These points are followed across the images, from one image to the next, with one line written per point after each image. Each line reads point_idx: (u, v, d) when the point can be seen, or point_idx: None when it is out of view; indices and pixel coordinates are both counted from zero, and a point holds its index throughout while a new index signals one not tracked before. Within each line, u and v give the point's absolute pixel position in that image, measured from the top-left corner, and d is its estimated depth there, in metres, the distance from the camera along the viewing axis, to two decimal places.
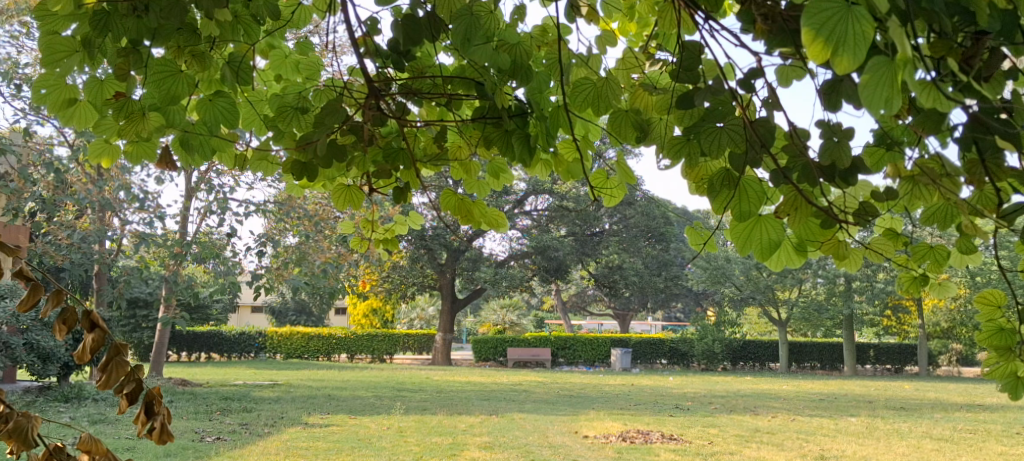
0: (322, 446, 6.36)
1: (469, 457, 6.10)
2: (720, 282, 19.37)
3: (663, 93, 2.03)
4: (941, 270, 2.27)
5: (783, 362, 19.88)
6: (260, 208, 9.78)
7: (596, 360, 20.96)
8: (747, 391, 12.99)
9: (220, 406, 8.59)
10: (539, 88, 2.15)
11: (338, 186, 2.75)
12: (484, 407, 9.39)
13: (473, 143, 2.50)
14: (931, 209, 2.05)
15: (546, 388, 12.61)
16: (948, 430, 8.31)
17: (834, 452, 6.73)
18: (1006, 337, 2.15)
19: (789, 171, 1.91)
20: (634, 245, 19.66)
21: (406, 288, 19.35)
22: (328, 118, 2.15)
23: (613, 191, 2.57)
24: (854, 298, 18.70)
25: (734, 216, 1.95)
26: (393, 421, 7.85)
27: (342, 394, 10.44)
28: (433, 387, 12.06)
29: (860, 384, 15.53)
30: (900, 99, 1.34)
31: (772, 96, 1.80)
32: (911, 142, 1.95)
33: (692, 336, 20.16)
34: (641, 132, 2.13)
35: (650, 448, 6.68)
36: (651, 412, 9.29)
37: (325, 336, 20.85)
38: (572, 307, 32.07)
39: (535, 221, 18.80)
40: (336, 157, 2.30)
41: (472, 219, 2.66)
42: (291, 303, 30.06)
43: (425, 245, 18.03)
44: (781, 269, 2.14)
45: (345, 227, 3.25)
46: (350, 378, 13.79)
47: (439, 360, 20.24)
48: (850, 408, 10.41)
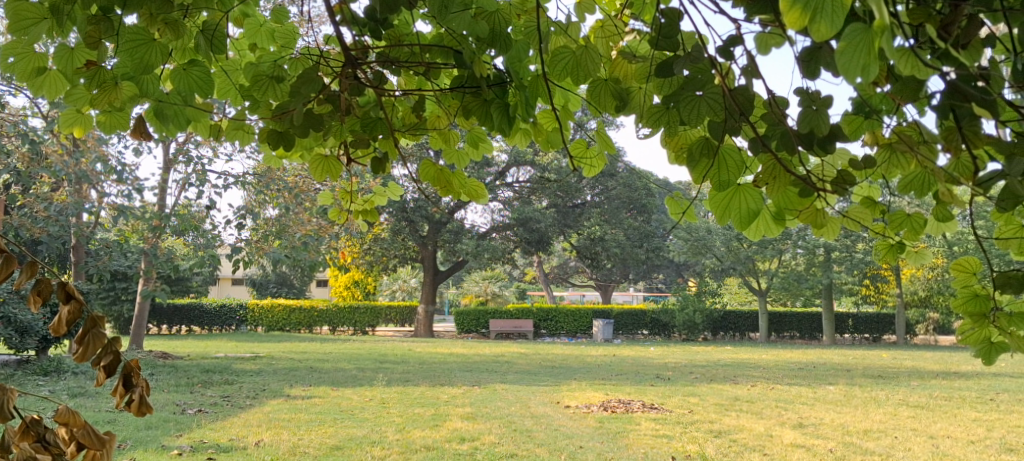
0: (304, 418, 6.36)
1: (452, 428, 6.12)
2: (701, 254, 19.49)
3: (642, 61, 2.03)
4: (917, 238, 2.29)
5: (762, 332, 20.06)
6: (239, 180, 9.66)
7: (577, 332, 21.06)
8: (726, 361, 13.10)
9: (201, 379, 8.56)
10: (519, 56, 2.13)
11: (315, 157, 2.72)
12: (465, 378, 9.42)
13: (451, 113, 2.48)
14: (908, 178, 2.07)
15: (528, 359, 12.66)
16: (924, 397, 8.43)
17: (812, 421, 6.82)
18: (979, 303, 2.17)
19: (768, 139, 1.94)
20: (615, 217, 19.92)
21: (388, 260, 19.33)
22: (304, 87, 2.13)
23: (593, 161, 2.56)
24: (832, 268, 18.65)
25: (713, 185, 1.95)
26: (375, 392, 7.87)
27: (323, 367, 10.43)
28: (415, 358, 12.09)
29: (839, 353, 15.71)
30: (877, 67, 1.33)
31: (752, 62, 1.80)
32: (889, 110, 1.96)
33: (673, 307, 20.30)
34: (620, 101, 2.12)
35: (631, 417, 6.73)
36: (632, 382, 9.36)
37: (307, 308, 20.79)
38: (555, 279, 32.16)
39: (517, 193, 18.78)
40: (313, 127, 2.30)
41: (451, 189, 2.65)
42: (272, 274, 30.03)
43: (406, 217, 18.01)
44: (759, 238, 2.16)
45: (323, 199, 3.22)
46: (331, 350, 13.79)
47: (421, 332, 20.25)
48: (829, 377, 10.53)
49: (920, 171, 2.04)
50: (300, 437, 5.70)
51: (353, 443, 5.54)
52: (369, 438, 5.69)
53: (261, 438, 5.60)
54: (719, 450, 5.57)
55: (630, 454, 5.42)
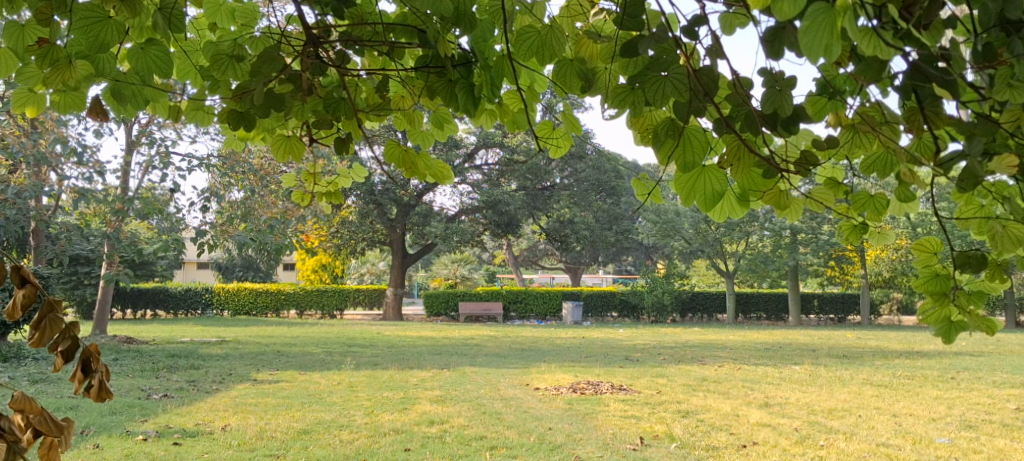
0: (271, 403, 6.31)
1: (420, 411, 6.11)
2: (670, 236, 19.61)
3: (607, 42, 2.02)
4: (880, 219, 2.31)
5: (730, 313, 20.27)
6: (203, 163, 9.54)
7: (547, 314, 21.12)
8: (694, 342, 13.21)
9: (167, 364, 8.46)
10: (484, 37, 2.11)
11: (277, 137, 2.66)
12: (435, 361, 9.40)
13: (416, 93, 2.45)
14: (871, 159, 2.08)
15: (497, 342, 12.68)
16: (887, 376, 8.56)
17: (778, 400, 6.90)
18: (939, 282, 2.20)
19: (733, 120, 1.94)
20: (585, 200, 19.91)
21: (356, 244, 19.19)
22: (265, 67, 2.10)
23: (559, 142, 2.54)
24: (798, 250, 18.84)
25: (678, 167, 1.94)
26: (343, 376, 7.83)
27: (291, 351, 10.37)
28: (384, 342, 12.04)
29: (804, 334, 15.94)
30: (840, 47, 1.41)
31: (716, 43, 1.81)
32: (852, 91, 1.96)
33: (642, 289, 20.43)
34: (586, 82, 2.11)
35: (600, 398, 6.77)
36: (600, 364, 9.41)
37: (274, 291, 20.61)
38: (524, 261, 32.20)
39: (486, 175, 18.72)
40: (274, 107, 2.26)
41: (416, 171, 2.62)
42: (237, 259, 29.72)
43: (375, 200, 17.87)
44: (723, 220, 2.16)
45: (287, 180, 3.17)
46: (299, 334, 13.72)
47: (390, 315, 20.19)
48: (794, 357, 10.67)
49: (884, 152, 2.06)
50: (267, 421, 5.66)
51: (321, 427, 5.51)
52: (337, 422, 5.66)
53: (228, 423, 5.55)
54: (687, 430, 5.62)
55: (599, 435, 5.45)
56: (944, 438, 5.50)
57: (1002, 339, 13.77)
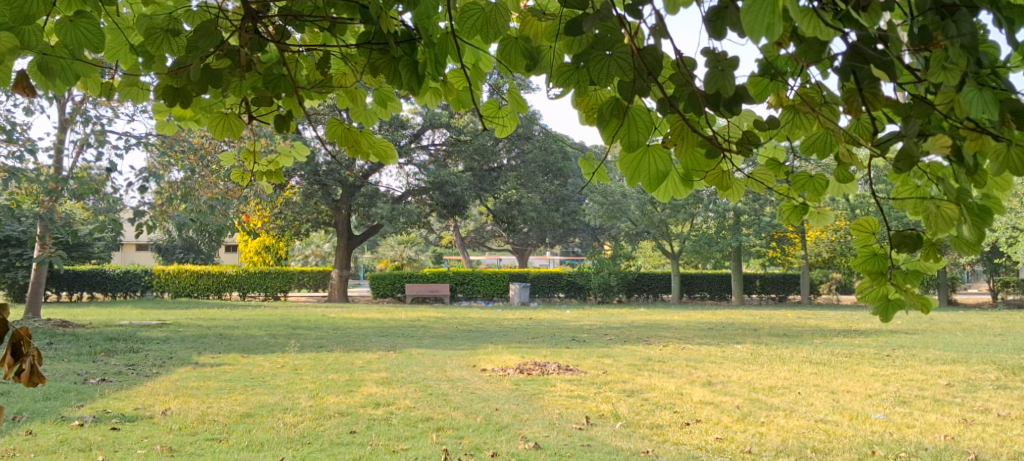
0: (213, 386, 6.20)
1: (366, 393, 6.06)
2: (616, 217, 19.76)
3: (552, 19, 2.00)
4: (819, 199, 2.34)
5: (675, 293, 20.54)
6: (141, 141, 9.27)
7: (494, 295, 21.13)
8: (640, 322, 13.38)
9: (104, 347, 8.23)
10: (428, 13, 2.06)
11: (215, 115, 2.59)
12: (381, 343, 9.35)
13: (359, 70, 2.40)
14: (810, 139, 2.11)
15: (444, 324, 12.67)
16: (826, 354, 8.78)
17: (720, 378, 7.03)
18: (877, 262, 2.25)
19: (675, 100, 1.96)
20: (531, 181, 20.03)
21: (300, 225, 18.87)
22: (202, 41, 2.06)
23: (505, 121, 2.52)
24: (741, 231, 19.12)
25: (623, 146, 1.94)
26: (287, 359, 7.73)
27: (233, 333, 10.20)
28: (329, 324, 11.92)
29: (747, 313, 16.25)
30: (780, 26, 1.48)
31: (660, 22, 1.82)
32: (793, 72, 1.99)
33: (589, 270, 20.57)
34: (530, 61, 2.08)
35: (547, 379, 6.80)
36: (547, 344, 9.46)
37: (215, 273, 20.21)
38: (472, 243, 32.20)
39: (432, 156, 18.61)
40: (212, 83, 2.21)
41: (359, 150, 2.57)
42: (178, 240, 29.09)
43: (319, 181, 17.59)
44: (668, 200, 2.18)
45: (226, 159, 3.09)
46: (242, 316, 13.51)
47: (336, 297, 19.99)
48: (736, 336, 10.85)
49: (822, 133, 2.09)
50: (209, 404, 5.56)
51: (264, 410, 5.44)
52: (281, 405, 5.59)
53: (168, 407, 5.44)
54: (632, 408, 5.68)
55: (546, 415, 5.47)
56: (879, 414, 5.65)
57: (934, 317, 14.21)
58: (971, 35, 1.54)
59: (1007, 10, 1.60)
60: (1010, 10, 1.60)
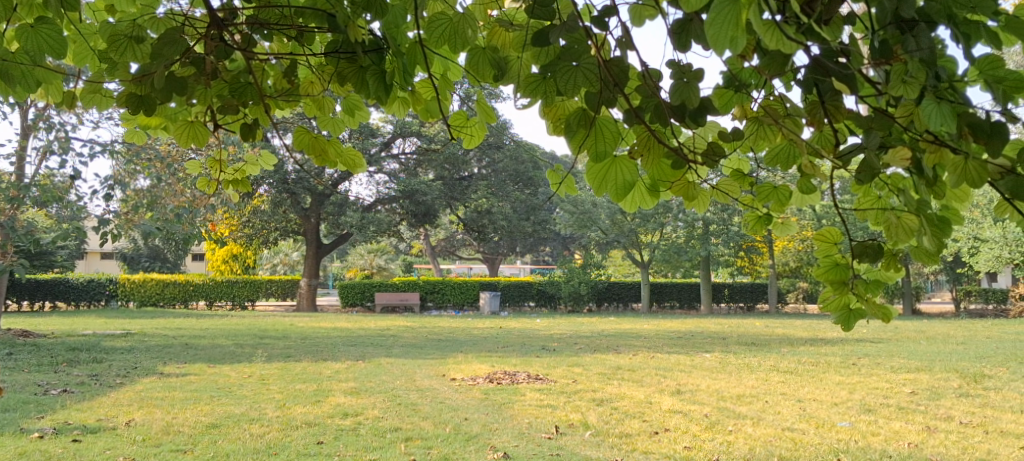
0: (178, 396, 6.12)
1: (334, 403, 6.02)
2: (587, 227, 19.81)
3: (520, 30, 2.00)
4: (783, 209, 2.38)
5: (645, 302, 20.62)
6: (106, 148, 9.12)
7: (464, 304, 21.08)
8: (609, 330, 13.44)
9: (66, 357, 8.10)
10: (395, 22, 2.08)
11: (181, 123, 2.56)
12: (350, 352, 9.30)
13: (326, 79, 2.39)
14: (774, 151, 2.14)
15: (414, 332, 12.62)
16: (793, 363, 8.86)
17: (689, 387, 7.07)
18: (839, 271, 2.28)
19: (642, 111, 1.98)
20: (502, 190, 20.07)
21: (268, 233, 18.65)
22: (167, 48, 2.03)
23: (474, 132, 2.52)
24: (710, 241, 19.26)
25: (591, 156, 1.96)
26: (254, 368, 7.65)
27: (199, 343, 10.08)
28: (297, 333, 11.82)
29: (715, 322, 16.35)
30: (743, 39, 1.51)
31: (626, 34, 1.84)
32: (757, 84, 2.02)
33: (559, 279, 20.60)
34: (498, 71, 2.07)
35: (517, 388, 6.79)
36: (517, 353, 9.45)
37: (181, 282, 19.95)
38: (442, 251, 32.15)
39: (402, 165, 18.55)
40: (177, 91, 2.19)
41: (327, 159, 2.56)
42: (144, 249, 28.72)
43: (288, 189, 17.43)
44: (634, 210, 2.20)
45: (191, 167, 3.06)
46: (209, 326, 13.33)
47: (304, 306, 19.82)
48: (705, 345, 10.92)
49: (786, 144, 2.12)
50: (174, 415, 5.49)
51: (230, 421, 5.38)
52: (247, 416, 5.54)
53: (132, 418, 5.36)
54: (602, 418, 5.70)
55: (515, 424, 5.47)
56: (845, 422, 5.72)
57: (898, 326, 14.43)
58: (930, 49, 1.55)
59: (963, 27, 1.62)
60: (966, 26, 1.62)
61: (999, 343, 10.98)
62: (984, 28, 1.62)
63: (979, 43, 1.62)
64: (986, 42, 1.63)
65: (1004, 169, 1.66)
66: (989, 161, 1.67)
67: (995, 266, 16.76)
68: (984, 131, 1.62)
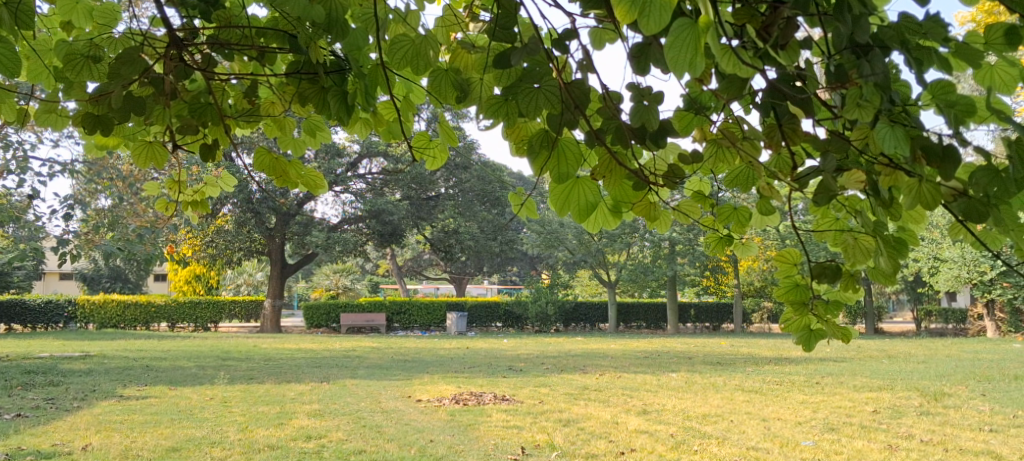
0: (137, 420, 6.00)
1: (297, 425, 5.94)
2: (554, 246, 19.84)
3: (482, 51, 1.99)
4: (743, 230, 2.40)
5: (612, 322, 20.67)
6: (66, 168, 8.97)
7: (431, 325, 20.99)
8: (575, 351, 13.45)
9: (22, 381, 7.92)
10: (357, 45, 2.04)
11: (139, 143, 2.53)
12: (314, 374, 9.21)
13: (286, 99, 2.38)
14: (733, 173, 2.18)
15: (380, 353, 12.52)
16: (757, 382, 8.93)
17: (655, 406, 7.09)
18: (799, 292, 2.30)
19: (602, 132, 1.98)
20: (469, 210, 20.05)
21: (232, 254, 18.43)
22: (125, 68, 2.02)
23: (436, 153, 2.51)
24: (676, 260, 19.39)
25: (553, 178, 1.96)
26: (216, 391, 7.54)
27: (161, 365, 9.92)
28: (261, 355, 11.68)
29: (681, 342, 16.41)
30: (701, 63, 1.53)
31: (587, 57, 1.86)
32: (716, 107, 2.04)
33: (526, 299, 20.59)
34: (461, 92, 2.06)
35: (483, 409, 6.76)
36: (484, 374, 9.41)
37: (143, 303, 19.59)
38: (409, 271, 32.10)
39: (369, 184, 18.46)
40: (134, 111, 2.17)
41: (288, 180, 2.55)
42: (105, 269, 28.27)
43: (253, 209, 17.28)
44: (596, 230, 2.21)
45: (148, 189, 3.01)
46: (170, 348, 13.10)
47: (268, 327, 19.59)
48: (671, 364, 10.98)
49: (745, 167, 2.16)
50: (133, 439, 5.39)
51: (191, 444, 5.29)
52: (208, 439, 5.44)
53: (89, 442, 5.25)
54: (568, 438, 5.69)
55: (480, 445, 5.44)
56: (808, 441, 5.76)
57: (860, 345, 14.61)
58: (883, 74, 1.55)
59: (916, 52, 1.62)
60: (919, 51, 1.62)
61: (959, 362, 11.15)
62: (937, 54, 1.62)
63: (932, 68, 1.63)
64: (939, 67, 1.63)
65: (957, 192, 1.66)
66: (942, 182, 1.67)
67: (954, 286, 17.08)
68: (937, 154, 1.61)
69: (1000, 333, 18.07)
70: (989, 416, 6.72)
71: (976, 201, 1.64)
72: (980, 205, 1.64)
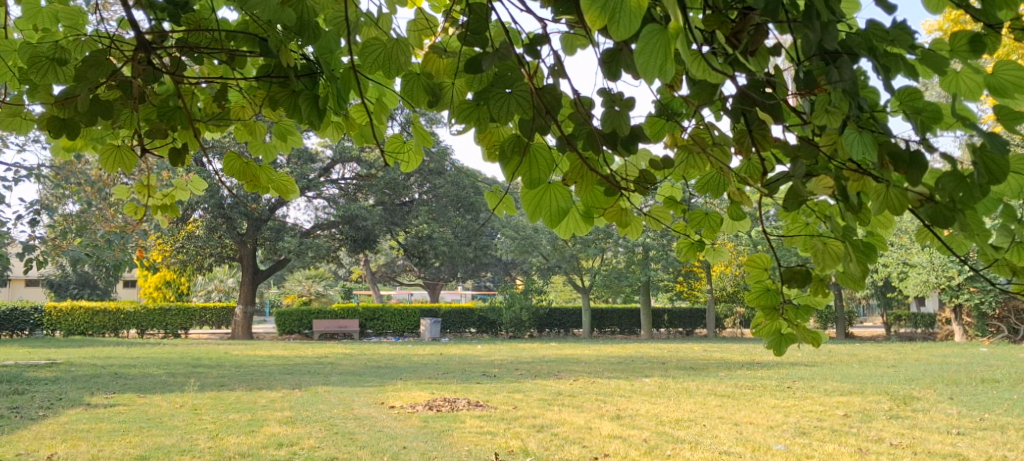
0: (105, 428, 5.91)
1: (268, 433, 5.88)
2: (528, 252, 19.83)
3: (453, 56, 1.98)
4: (714, 236, 2.42)
5: (586, 328, 20.73)
6: (32, 173, 8.79)
7: (404, 331, 20.91)
8: (549, 356, 13.45)
9: None
10: (328, 47, 2.04)
11: (106, 147, 2.50)
12: (286, 381, 9.13)
13: (257, 103, 2.36)
14: (703, 179, 2.20)
15: (353, 360, 12.44)
16: (729, 386, 9.00)
17: (628, 411, 7.11)
18: (770, 296, 2.31)
19: (574, 138, 1.99)
20: (443, 216, 20.03)
21: (203, 260, 18.21)
22: (91, 71, 1.99)
23: (409, 157, 2.51)
24: (650, 266, 19.50)
25: (526, 183, 1.95)
26: (186, 398, 7.44)
27: (129, 372, 9.78)
28: (231, 362, 11.57)
29: (655, 347, 16.47)
30: (671, 69, 1.53)
31: (559, 62, 1.86)
32: (687, 114, 2.05)
33: (500, 305, 20.58)
34: (432, 97, 2.06)
35: (456, 415, 6.74)
36: (457, 380, 9.39)
37: (111, 310, 19.26)
38: (382, 277, 32.00)
39: (342, 190, 18.35)
40: (100, 115, 2.14)
41: (258, 185, 2.53)
42: (73, 276, 27.85)
43: (223, 214, 17.12)
44: (568, 236, 2.21)
45: (117, 192, 2.98)
46: (140, 355, 12.94)
47: (240, 334, 19.40)
48: (644, 369, 11.02)
49: (714, 173, 2.18)
50: (100, 448, 5.31)
51: (160, 452, 5.22)
52: (177, 447, 5.38)
53: (55, 451, 5.17)
54: (541, 444, 5.68)
55: (454, 452, 5.42)
56: (780, 445, 5.80)
57: (831, 349, 14.75)
58: (850, 81, 1.55)
59: (883, 59, 1.65)
60: (886, 58, 1.64)
61: (927, 366, 11.30)
62: (902, 60, 1.65)
63: (898, 75, 1.65)
64: (905, 73, 1.66)
65: (923, 197, 1.69)
66: (909, 188, 1.70)
67: (922, 290, 17.31)
68: (904, 161, 1.62)
69: (968, 337, 18.34)
70: (957, 419, 6.81)
71: (942, 206, 1.66)
72: (946, 210, 1.65)
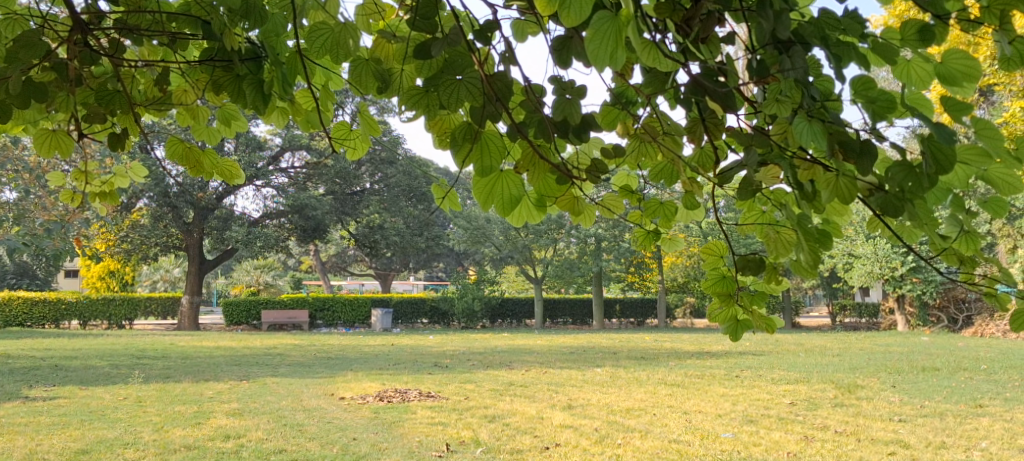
0: (44, 421, 5.74)
1: (215, 425, 5.78)
2: (480, 242, 19.82)
3: (402, 42, 1.94)
4: (669, 226, 2.41)
5: (538, 318, 20.79)
6: None
7: (355, 321, 20.72)
8: (502, 346, 13.45)
9: None
10: (275, 30, 1.98)
11: (40, 130, 2.41)
12: (233, 372, 8.98)
13: (200, 86, 2.29)
14: (656, 167, 2.19)
15: (302, 351, 12.28)
16: (679, 375, 9.10)
17: (579, 401, 7.13)
18: (726, 284, 2.32)
19: (525, 126, 1.97)
20: (395, 205, 19.84)
21: (148, 249, 17.80)
22: (23, 52, 1.91)
23: (356, 143, 2.46)
24: (602, 257, 19.58)
25: (476, 170, 1.91)
26: (130, 390, 7.28)
27: (70, 364, 9.52)
28: (177, 353, 11.36)
29: (606, 337, 16.57)
30: (622, 56, 1.51)
31: (510, 49, 1.84)
32: (640, 102, 2.05)
33: (453, 295, 20.52)
34: (382, 83, 2.01)
35: (407, 406, 6.69)
36: (409, 371, 9.34)
37: (52, 301, 18.71)
38: (332, 267, 31.70)
39: (291, 178, 18.10)
40: (34, 97, 2.05)
41: (201, 170, 2.45)
42: (12, 265, 27.06)
43: (169, 203, 16.73)
44: (521, 224, 2.19)
45: (53, 178, 2.87)
46: (81, 347, 12.58)
47: (186, 325, 19.02)
48: (596, 359, 11.10)
49: (667, 162, 2.18)
50: (40, 441, 5.16)
51: (103, 445, 5.10)
52: (121, 440, 5.25)
53: None
54: (492, 434, 5.67)
55: (404, 443, 5.39)
56: (728, 433, 5.88)
57: (779, 339, 14.98)
58: (803, 69, 1.56)
59: (836, 47, 1.64)
60: (838, 46, 1.64)
61: (870, 355, 11.56)
62: (855, 50, 1.64)
63: (851, 63, 1.65)
64: (857, 64, 1.66)
65: (873, 186, 1.71)
66: (859, 177, 1.72)
67: (866, 281, 17.69)
68: (854, 149, 1.63)
69: (909, 327, 18.84)
70: (899, 406, 6.97)
71: (891, 196, 1.68)
72: (896, 198, 1.67)
